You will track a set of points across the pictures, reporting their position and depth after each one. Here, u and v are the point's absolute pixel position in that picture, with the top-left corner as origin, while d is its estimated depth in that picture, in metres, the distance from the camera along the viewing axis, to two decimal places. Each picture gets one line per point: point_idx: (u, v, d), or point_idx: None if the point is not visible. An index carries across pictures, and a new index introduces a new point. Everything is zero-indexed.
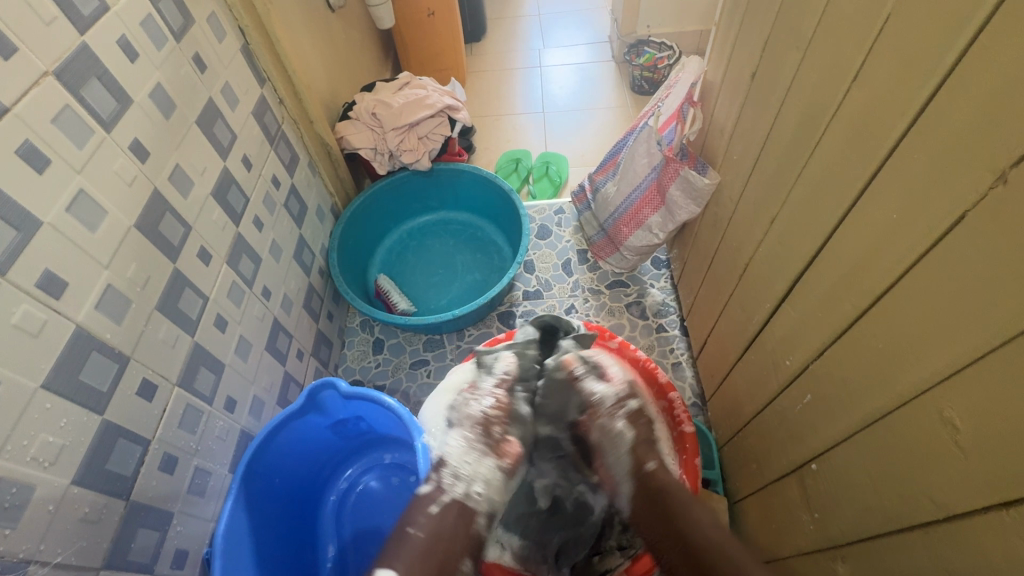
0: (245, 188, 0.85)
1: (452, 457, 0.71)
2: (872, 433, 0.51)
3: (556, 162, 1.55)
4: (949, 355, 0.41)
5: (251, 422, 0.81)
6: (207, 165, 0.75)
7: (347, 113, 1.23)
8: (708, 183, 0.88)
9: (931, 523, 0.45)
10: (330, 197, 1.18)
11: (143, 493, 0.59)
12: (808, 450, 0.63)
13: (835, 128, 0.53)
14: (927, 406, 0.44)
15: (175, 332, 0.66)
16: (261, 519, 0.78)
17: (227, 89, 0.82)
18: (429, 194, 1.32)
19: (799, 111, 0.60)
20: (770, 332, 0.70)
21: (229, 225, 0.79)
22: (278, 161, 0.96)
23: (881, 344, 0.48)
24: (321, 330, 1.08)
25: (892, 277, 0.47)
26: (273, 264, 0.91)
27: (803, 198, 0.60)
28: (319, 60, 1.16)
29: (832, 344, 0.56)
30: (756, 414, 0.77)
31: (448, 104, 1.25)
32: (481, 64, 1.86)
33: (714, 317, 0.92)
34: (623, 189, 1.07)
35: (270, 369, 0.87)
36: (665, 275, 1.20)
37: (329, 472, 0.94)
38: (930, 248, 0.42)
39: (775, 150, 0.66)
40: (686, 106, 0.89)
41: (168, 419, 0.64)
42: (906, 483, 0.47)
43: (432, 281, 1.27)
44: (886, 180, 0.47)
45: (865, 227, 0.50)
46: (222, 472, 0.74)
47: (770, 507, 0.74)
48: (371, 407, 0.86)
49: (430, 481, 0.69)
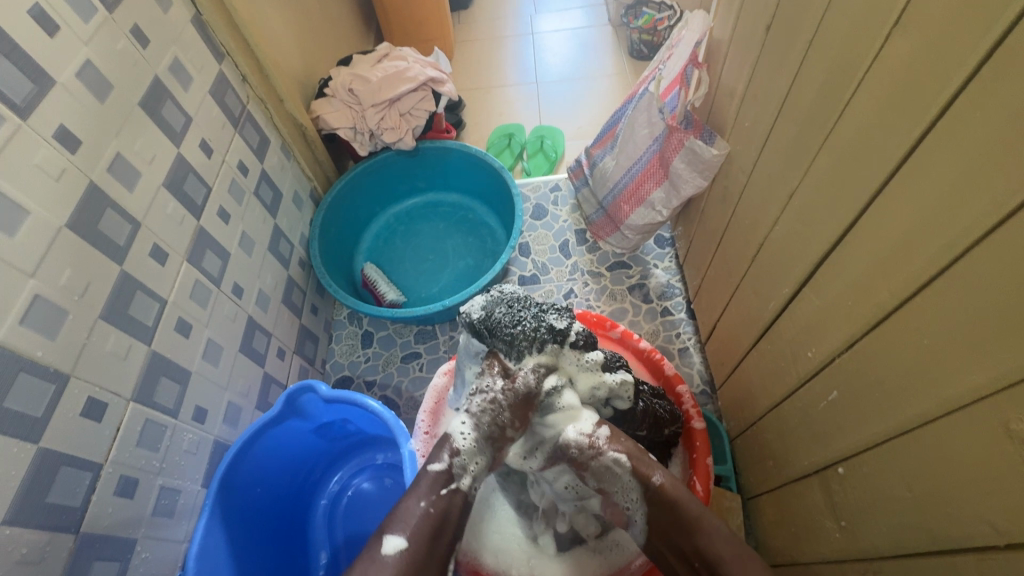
0: (206, 177, 0.77)
1: (463, 444, 0.49)
2: (913, 442, 0.44)
3: (551, 136, 1.46)
4: (1017, 357, 0.34)
5: (227, 431, 0.76)
6: (156, 153, 0.67)
7: (322, 90, 1.14)
8: (716, 154, 0.79)
9: (986, 549, 0.39)
10: (308, 181, 1.10)
11: (96, 523, 0.54)
12: (834, 452, 0.56)
13: (872, 86, 0.45)
14: (986, 416, 0.37)
15: (126, 342, 0.60)
16: (241, 533, 0.73)
17: (177, 66, 0.73)
18: (415, 175, 1.23)
19: (824, 65, 0.51)
20: (790, 319, 0.63)
21: (188, 219, 0.72)
22: (244, 145, 0.87)
23: (927, 342, 0.41)
24: (304, 326, 1.01)
25: (947, 259, 0.39)
26: (244, 258, 0.84)
27: (829, 169, 0.52)
28: (289, 32, 1.06)
29: (863, 337, 0.49)
30: (774, 407, 0.70)
31: (431, 76, 1.16)
32: (469, 33, 1.75)
33: (725, 300, 0.85)
34: (623, 164, 0.99)
35: (246, 371, 0.81)
36: (669, 254, 1.12)
37: (319, 475, 0.89)
38: (995, 227, 0.35)
39: (796, 112, 0.58)
40: (691, 67, 0.80)
41: (123, 439, 0.58)
42: (956, 500, 0.41)
43: (422, 268, 1.19)
44: (938, 147, 0.39)
45: (908, 203, 0.42)
46: (193, 488, 0.69)
47: (788, 508, 0.69)
48: (355, 410, 0.80)
49: (446, 461, 0.48)
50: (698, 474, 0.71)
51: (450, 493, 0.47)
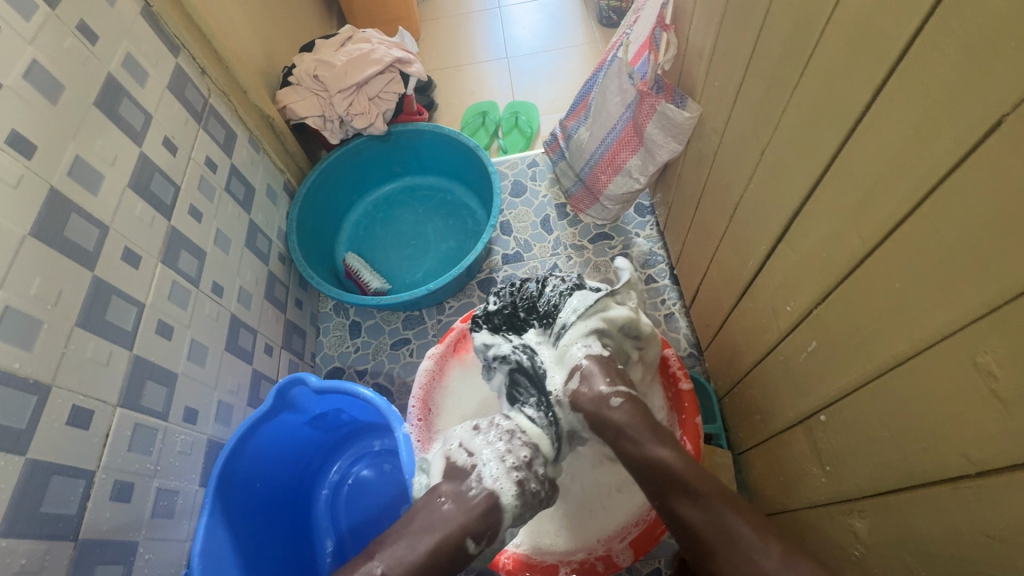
0: (172, 175, 0.75)
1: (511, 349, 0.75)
2: (888, 384, 0.46)
3: (525, 112, 1.44)
4: (981, 292, 0.36)
5: (220, 430, 0.76)
6: (118, 154, 0.66)
7: (286, 78, 1.11)
8: (688, 117, 0.79)
9: (962, 479, 0.40)
10: (280, 173, 1.08)
11: (95, 528, 0.55)
12: (817, 401, 0.58)
13: (832, 37, 0.45)
14: (953, 352, 0.39)
15: (106, 348, 0.59)
16: (245, 532, 0.74)
17: (131, 62, 0.70)
18: (389, 160, 1.21)
19: (787, 17, 0.51)
20: (768, 276, 0.64)
21: (158, 219, 0.70)
22: (210, 141, 0.85)
23: (897, 286, 0.43)
24: (290, 320, 1.00)
25: (913, 200, 0.40)
26: (222, 256, 0.82)
27: (796, 124, 0.53)
28: (247, 19, 1.02)
29: (837, 288, 0.51)
30: (757, 363, 0.72)
31: (397, 57, 1.13)
32: (434, 11, 1.70)
33: (706, 262, 0.86)
34: (598, 134, 0.99)
35: (234, 370, 0.81)
36: (650, 222, 1.13)
37: (317, 467, 0.90)
38: (958, 165, 0.35)
39: (762, 68, 0.58)
40: (658, 30, 0.78)
41: (113, 444, 0.58)
42: (930, 437, 0.43)
43: (405, 253, 1.19)
44: (899, 93, 0.39)
45: (873, 150, 0.43)
46: (191, 488, 0.69)
47: (776, 459, 0.71)
48: (347, 400, 0.80)
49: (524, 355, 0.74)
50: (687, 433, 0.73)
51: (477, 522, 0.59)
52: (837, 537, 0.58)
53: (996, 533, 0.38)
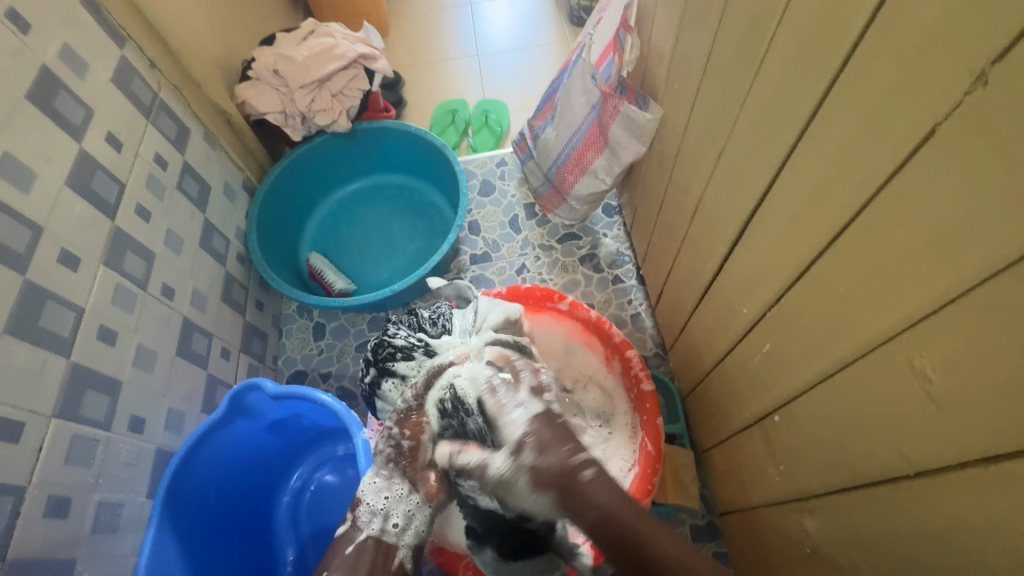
0: (117, 172, 0.71)
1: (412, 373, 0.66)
2: (834, 386, 0.47)
3: (495, 110, 1.43)
4: (916, 297, 0.36)
5: (170, 439, 0.73)
6: (54, 150, 0.62)
7: (245, 72, 1.07)
8: (650, 118, 0.79)
9: (901, 479, 0.41)
10: (239, 171, 1.04)
11: (26, 547, 0.52)
12: (771, 402, 0.59)
13: (781, 42, 0.45)
14: (892, 356, 0.39)
15: (40, 355, 0.56)
16: (197, 544, 0.71)
17: (69, 53, 0.67)
18: (354, 158, 1.18)
19: (740, 21, 0.51)
20: (725, 278, 0.65)
21: (100, 219, 0.67)
22: (159, 136, 0.81)
23: (841, 290, 0.43)
24: (250, 323, 0.97)
25: (855, 206, 0.40)
26: (172, 257, 0.79)
27: (750, 127, 0.53)
28: (201, 10, 0.98)
29: (788, 291, 0.51)
30: (716, 363, 0.72)
31: (361, 53, 1.10)
32: (403, 6, 1.67)
33: (669, 263, 0.86)
34: (564, 134, 0.99)
35: (186, 375, 0.77)
36: (617, 222, 1.13)
37: (278, 474, 0.87)
38: (896, 172, 0.36)
39: (718, 71, 0.58)
40: (621, 32, 0.79)
41: (48, 457, 0.55)
42: (871, 437, 0.44)
43: (371, 254, 1.16)
44: (842, 101, 0.39)
45: (819, 156, 0.43)
46: (137, 500, 0.66)
47: (734, 459, 0.72)
48: (306, 404, 0.78)
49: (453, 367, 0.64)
50: (649, 434, 0.74)
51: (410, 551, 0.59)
52: (789, 534, 0.59)
53: (932, 532, 0.39)
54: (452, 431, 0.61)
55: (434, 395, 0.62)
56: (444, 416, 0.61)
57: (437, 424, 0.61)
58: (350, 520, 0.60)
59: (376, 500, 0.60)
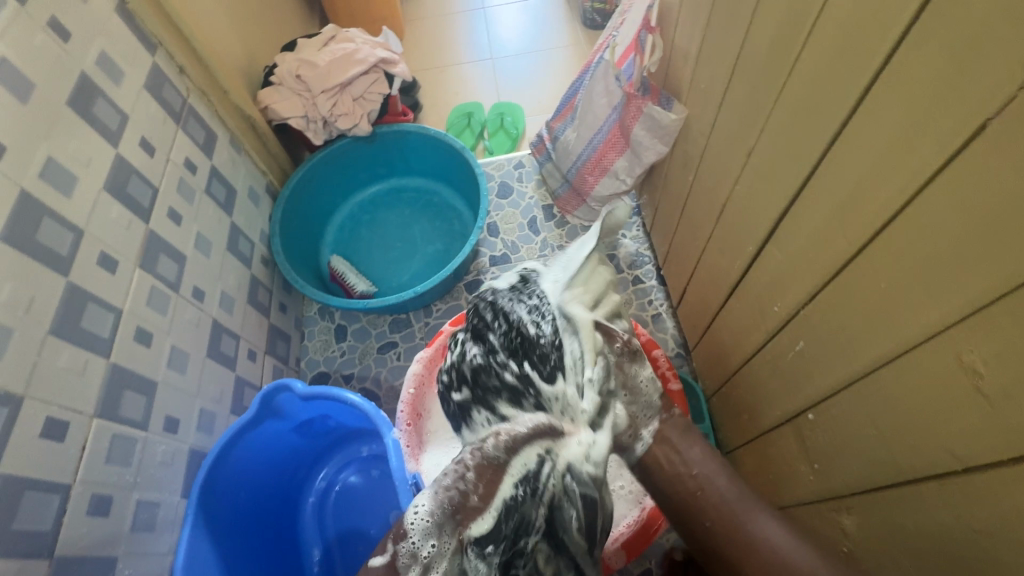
0: (150, 176, 0.73)
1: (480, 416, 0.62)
2: (874, 383, 0.47)
3: (511, 113, 1.44)
4: (964, 293, 0.36)
5: (203, 439, 0.74)
6: (93, 155, 0.64)
7: (268, 78, 1.08)
8: (674, 118, 0.80)
9: (948, 475, 0.41)
10: (263, 175, 1.06)
11: (71, 544, 0.53)
12: (804, 400, 0.59)
13: (818, 41, 0.45)
14: (937, 352, 0.39)
15: (82, 356, 0.57)
16: (229, 544, 0.72)
17: (106, 60, 0.68)
18: (374, 161, 1.20)
19: (773, 21, 0.52)
20: (755, 276, 0.65)
21: (136, 222, 0.68)
22: (189, 141, 0.83)
23: (883, 286, 0.43)
24: (274, 325, 0.98)
25: (898, 203, 0.40)
26: (202, 260, 0.80)
27: (783, 125, 0.53)
28: (226, 18, 1.00)
29: (824, 288, 0.51)
30: (745, 362, 0.72)
31: (381, 57, 1.11)
32: (417, 11, 1.69)
33: (693, 263, 0.86)
34: (585, 135, 0.99)
35: (216, 377, 0.78)
36: (636, 223, 1.13)
37: (304, 475, 0.88)
38: (942, 167, 0.36)
39: (748, 70, 0.58)
40: (644, 33, 0.79)
41: (91, 456, 0.56)
42: (915, 434, 0.44)
43: (391, 256, 1.17)
44: (884, 97, 0.40)
45: (859, 153, 0.43)
46: (173, 500, 0.67)
47: (764, 458, 0.71)
48: (334, 405, 0.78)
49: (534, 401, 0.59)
50: None
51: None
52: (824, 532, 0.59)
53: (981, 528, 0.39)
54: (519, 511, 0.51)
55: (528, 453, 0.53)
56: (526, 483, 0.52)
57: (507, 491, 0.51)
58: (390, 555, 0.48)
59: (422, 545, 0.47)
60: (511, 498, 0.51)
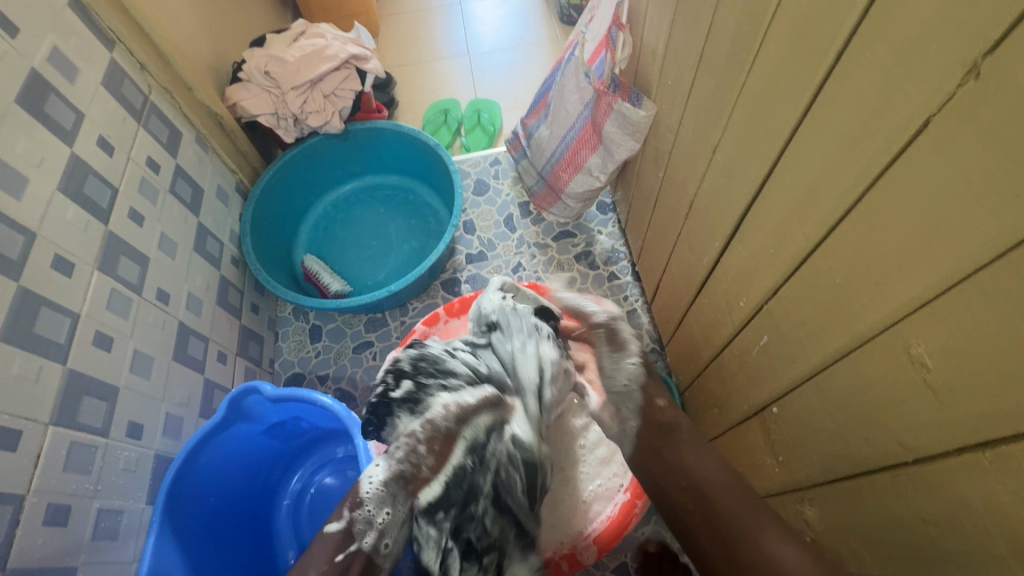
0: (110, 176, 0.71)
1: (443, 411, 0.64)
2: (832, 376, 0.47)
3: (487, 110, 1.43)
4: (913, 287, 0.37)
5: (170, 444, 0.73)
6: (46, 155, 0.62)
7: (236, 74, 1.06)
8: (644, 115, 0.80)
9: (901, 466, 0.42)
10: (232, 174, 1.03)
11: (26, 556, 0.52)
12: (769, 393, 0.59)
13: (775, 38, 0.46)
14: (890, 345, 0.40)
15: (35, 363, 0.56)
16: (197, 549, 0.70)
17: (59, 56, 0.66)
18: (348, 159, 1.18)
19: (733, 18, 0.52)
20: (722, 272, 0.65)
21: (94, 224, 0.66)
22: (151, 140, 0.81)
23: (839, 282, 0.44)
24: (246, 326, 0.97)
25: (851, 199, 0.41)
26: (167, 262, 0.79)
27: (744, 122, 0.54)
28: (191, 12, 0.97)
29: (786, 282, 0.52)
30: (714, 357, 0.73)
31: (353, 53, 1.10)
32: (393, 6, 1.67)
33: (665, 258, 0.87)
34: (557, 132, 0.99)
35: (183, 380, 0.77)
36: (612, 219, 1.14)
37: (278, 478, 0.87)
38: (891, 163, 0.36)
39: (711, 67, 0.58)
40: (614, 29, 0.79)
41: (47, 465, 0.55)
42: (870, 426, 0.44)
43: (366, 255, 1.16)
44: (837, 94, 0.40)
45: (814, 149, 0.44)
46: (137, 507, 0.66)
47: (734, 451, 0.72)
48: (306, 406, 0.78)
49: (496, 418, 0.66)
50: None
51: (348, 555, 0.54)
52: (789, 524, 0.60)
53: (932, 518, 0.40)
54: (466, 479, 0.63)
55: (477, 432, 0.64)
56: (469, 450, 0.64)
57: (457, 459, 0.62)
58: (346, 522, 0.55)
59: (377, 510, 0.56)
60: (458, 466, 0.62)
